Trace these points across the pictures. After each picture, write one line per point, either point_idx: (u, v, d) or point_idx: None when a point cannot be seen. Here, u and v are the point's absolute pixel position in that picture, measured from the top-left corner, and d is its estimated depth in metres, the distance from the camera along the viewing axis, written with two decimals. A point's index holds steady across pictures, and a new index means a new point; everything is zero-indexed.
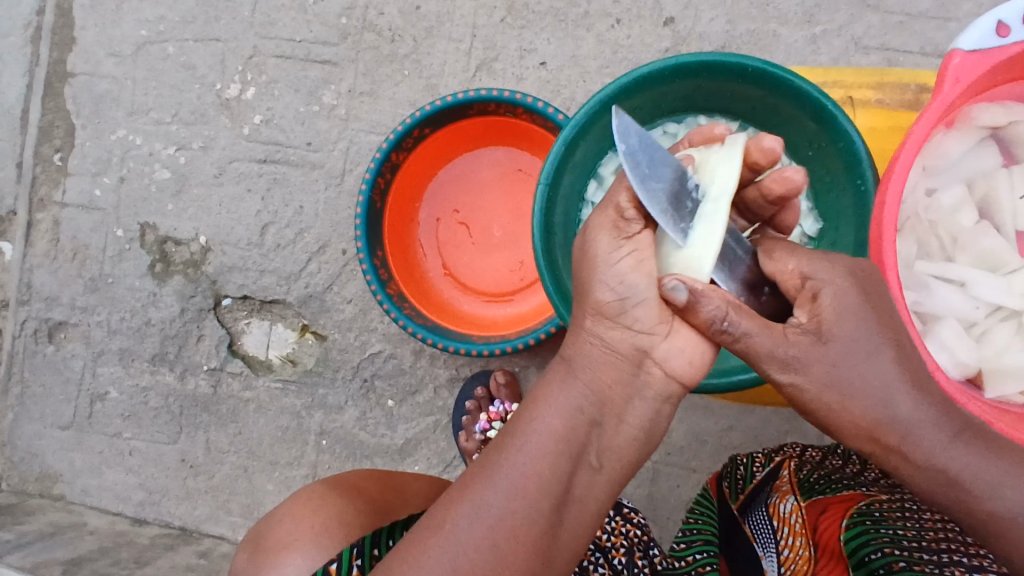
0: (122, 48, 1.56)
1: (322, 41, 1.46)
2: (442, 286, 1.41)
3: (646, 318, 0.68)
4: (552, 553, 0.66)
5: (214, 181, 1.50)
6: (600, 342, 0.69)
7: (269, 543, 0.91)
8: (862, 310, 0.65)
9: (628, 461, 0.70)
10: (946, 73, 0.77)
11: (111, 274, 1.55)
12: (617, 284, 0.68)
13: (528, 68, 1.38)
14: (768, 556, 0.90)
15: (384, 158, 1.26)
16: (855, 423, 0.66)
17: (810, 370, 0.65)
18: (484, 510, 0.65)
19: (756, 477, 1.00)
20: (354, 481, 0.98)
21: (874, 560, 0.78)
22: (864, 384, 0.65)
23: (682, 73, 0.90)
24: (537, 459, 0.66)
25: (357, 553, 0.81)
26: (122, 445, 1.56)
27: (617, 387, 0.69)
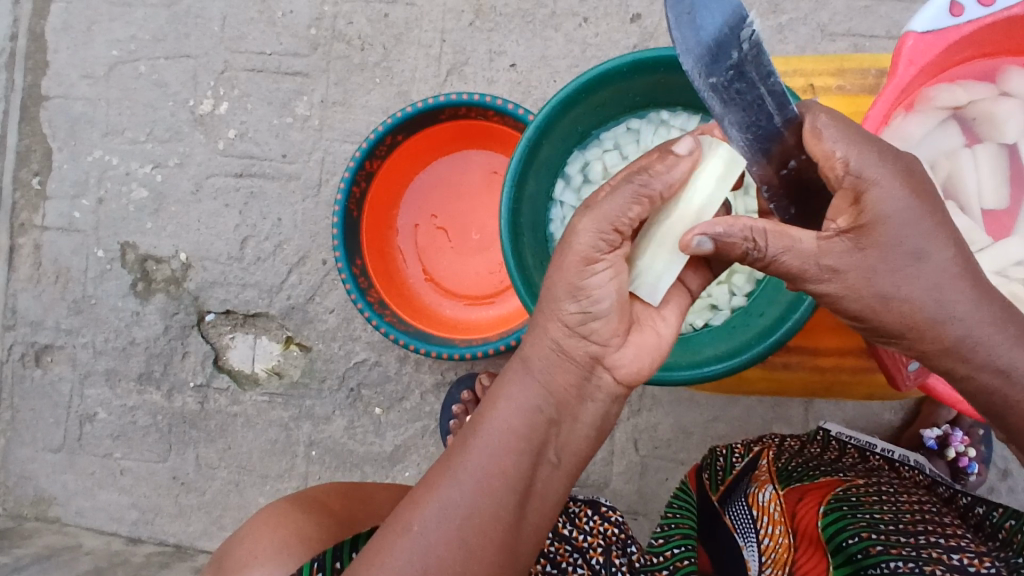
0: (95, 69, 1.57)
1: (292, 53, 1.46)
2: (424, 291, 1.41)
3: (604, 329, 0.69)
4: (517, 548, 0.67)
5: (191, 197, 1.50)
6: (559, 346, 0.70)
7: (231, 563, 0.91)
8: (911, 208, 0.63)
9: (581, 458, 0.72)
10: (900, 55, 0.77)
11: (94, 295, 1.55)
12: (582, 297, 0.68)
13: (498, 70, 1.38)
14: (748, 545, 0.90)
15: (358, 166, 1.26)
16: (908, 322, 0.65)
17: (848, 280, 0.65)
18: (452, 509, 0.65)
19: (736, 468, 1.01)
20: (318, 496, 0.99)
21: (852, 545, 0.79)
22: (915, 285, 0.63)
23: (641, 69, 0.90)
24: (500, 457, 0.66)
25: (319, 566, 0.81)
26: (114, 465, 1.56)
27: (572, 388, 0.70)
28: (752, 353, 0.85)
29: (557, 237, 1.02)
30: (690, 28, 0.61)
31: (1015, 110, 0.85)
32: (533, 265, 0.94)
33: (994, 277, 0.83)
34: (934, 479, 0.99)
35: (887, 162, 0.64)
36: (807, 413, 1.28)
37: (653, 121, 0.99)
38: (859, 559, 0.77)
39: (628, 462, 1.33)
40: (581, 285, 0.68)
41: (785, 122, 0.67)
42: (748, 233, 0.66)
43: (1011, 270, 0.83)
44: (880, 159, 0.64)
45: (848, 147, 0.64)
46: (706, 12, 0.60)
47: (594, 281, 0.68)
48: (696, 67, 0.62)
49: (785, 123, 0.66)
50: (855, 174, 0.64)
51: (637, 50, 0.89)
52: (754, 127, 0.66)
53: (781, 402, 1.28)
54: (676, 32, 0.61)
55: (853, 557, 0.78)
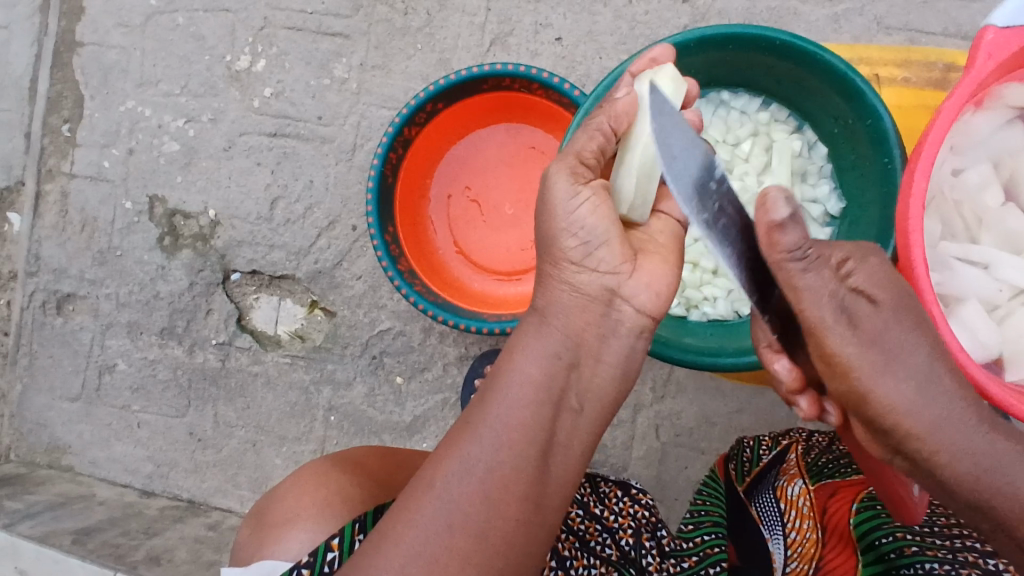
0: (132, 18, 1.54)
1: (333, 13, 1.44)
2: (453, 263, 1.40)
3: (609, 259, 0.72)
4: (543, 500, 0.67)
5: (223, 154, 1.49)
6: (570, 287, 0.72)
7: (271, 517, 0.92)
8: (906, 290, 0.65)
9: (607, 404, 0.72)
10: (978, 48, 0.74)
11: (120, 247, 1.55)
12: (579, 230, 0.71)
13: (543, 43, 1.35)
14: (774, 539, 0.92)
15: (396, 133, 1.24)
16: (890, 398, 0.64)
17: (862, 328, 0.64)
18: (472, 463, 0.66)
19: (763, 460, 1.00)
20: (356, 457, 1.00)
21: (885, 544, 0.81)
22: (903, 362, 0.64)
23: (705, 46, 0.87)
24: (520, 406, 0.67)
25: (360, 528, 0.81)
26: (131, 418, 1.57)
27: (591, 329, 0.71)
28: None
29: None
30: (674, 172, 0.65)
31: None
32: None
33: None
34: None
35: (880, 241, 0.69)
36: None
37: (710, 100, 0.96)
38: (893, 558, 0.79)
39: (648, 447, 1.33)
40: (571, 221, 0.72)
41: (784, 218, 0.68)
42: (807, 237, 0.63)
43: None
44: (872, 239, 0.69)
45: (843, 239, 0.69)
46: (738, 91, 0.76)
47: (584, 214, 0.71)
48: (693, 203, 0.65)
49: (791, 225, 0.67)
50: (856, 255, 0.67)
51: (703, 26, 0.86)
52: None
53: None
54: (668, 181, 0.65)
55: (886, 556, 0.80)
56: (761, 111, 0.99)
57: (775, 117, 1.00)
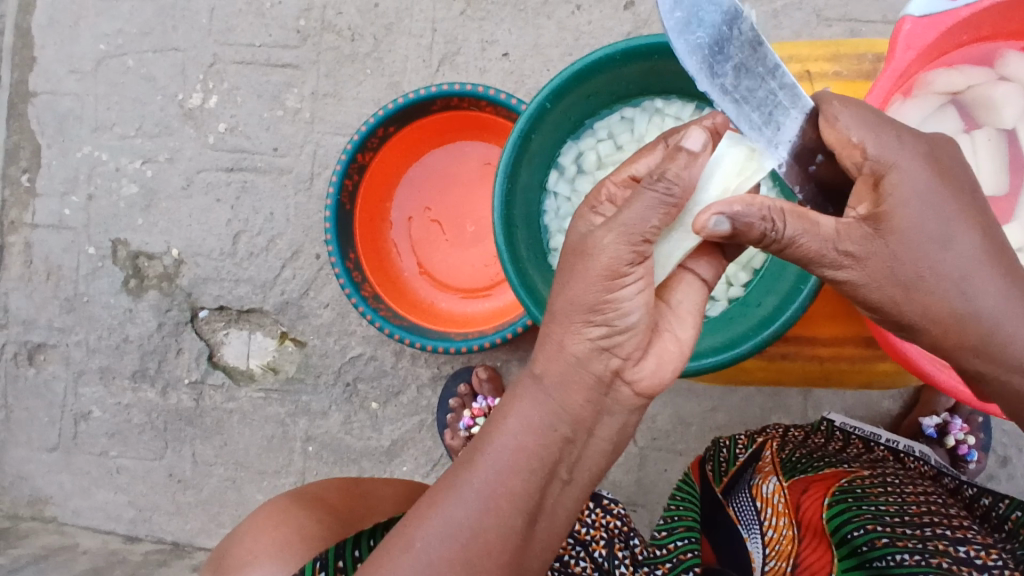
0: (83, 64, 1.54)
1: (281, 45, 1.44)
2: (419, 285, 1.40)
3: (628, 342, 0.65)
4: (524, 565, 0.67)
5: (182, 193, 1.49)
6: (574, 359, 0.65)
7: (232, 561, 0.91)
8: (932, 190, 0.63)
9: (598, 473, 0.69)
10: (897, 39, 0.74)
11: (87, 293, 1.54)
12: (605, 310, 0.63)
13: (491, 59, 1.36)
14: (753, 538, 0.90)
15: (350, 159, 1.25)
16: (930, 312, 0.64)
17: (868, 265, 0.63)
18: (455, 528, 0.65)
19: (739, 458, 1.01)
20: (319, 492, 1.00)
21: (857, 537, 0.79)
22: (935, 269, 0.63)
23: (635, 57, 0.85)
24: (508, 476, 0.65)
25: (322, 565, 0.81)
26: (110, 464, 1.55)
27: (588, 406, 0.66)
28: (751, 344, 0.84)
29: (551, 229, 0.96)
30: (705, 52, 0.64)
31: (1013, 93, 0.82)
32: (528, 258, 0.90)
33: None
34: (939, 470, 1.01)
35: (907, 145, 0.64)
36: (806, 402, 1.27)
37: (648, 110, 0.93)
38: (865, 551, 0.77)
39: (626, 453, 1.33)
40: (604, 299, 0.63)
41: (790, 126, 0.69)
42: (766, 212, 0.62)
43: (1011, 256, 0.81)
44: (900, 145, 0.64)
45: (864, 131, 0.65)
46: (706, 12, 0.63)
47: (617, 296, 0.63)
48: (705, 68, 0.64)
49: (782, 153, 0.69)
50: (874, 158, 0.64)
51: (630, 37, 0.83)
52: (773, 122, 0.68)
53: (778, 391, 1.28)
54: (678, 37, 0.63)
55: (858, 549, 0.77)
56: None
57: None
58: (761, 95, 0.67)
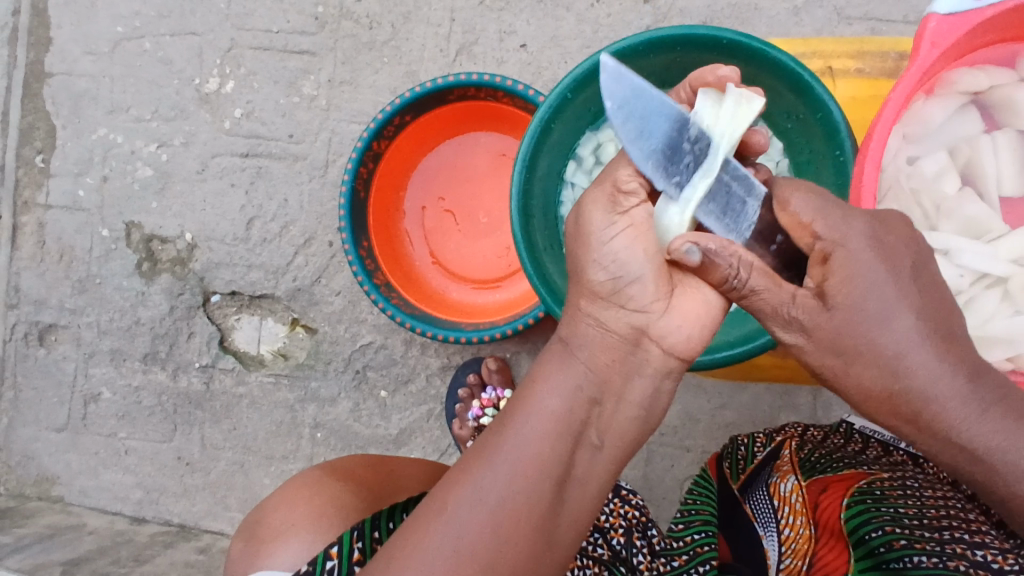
0: (99, 46, 1.55)
1: (299, 31, 1.44)
2: (431, 274, 1.40)
3: (641, 295, 0.70)
4: (554, 537, 0.67)
5: (196, 177, 1.49)
6: (597, 321, 0.72)
7: (266, 531, 0.97)
8: (877, 272, 0.63)
9: (629, 439, 0.71)
10: (922, 37, 0.72)
11: (99, 274, 1.55)
12: (611, 263, 0.71)
13: (508, 50, 1.36)
14: (768, 536, 0.94)
15: (366, 147, 1.25)
16: (864, 386, 0.65)
17: (816, 336, 0.65)
18: (486, 493, 0.65)
19: (757, 457, 1.05)
20: (350, 468, 1.05)
21: (875, 538, 0.80)
22: (876, 349, 0.63)
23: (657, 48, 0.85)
24: (537, 440, 0.67)
25: (358, 536, 0.84)
26: (118, 445, 1.56)
27: (616, 365, 0.71)
28: (763, 340, 0.84)
29: (569, 220, 0.96)
30: (642, 138, 0.70)
31: None
32: (545, 248, 0.90)
33: (1012, 265, 0.81)
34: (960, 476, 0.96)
35: (855, 223, 0.65)
36: (815, 401, 1.27)
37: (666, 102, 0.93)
38: (881, 553, 0.78)
39: None
40: (609, 255, 0.71)
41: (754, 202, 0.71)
42: (735, 260, 0.65)
43: None
44: (848, 222, 0.65)
45: (813, 212, 0.66)
46: (652, 123, 0.70)
47: (616, 247, 0.71)
48: (652, 169, 0.70)
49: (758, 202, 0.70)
50: (827, 239, 0.65)
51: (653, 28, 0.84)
52: (730, 211, 0.70)
53: (788, 389, 1.28)
54: (630, 143, 0.70)
55: (875, 550, 0.79)
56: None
57: None
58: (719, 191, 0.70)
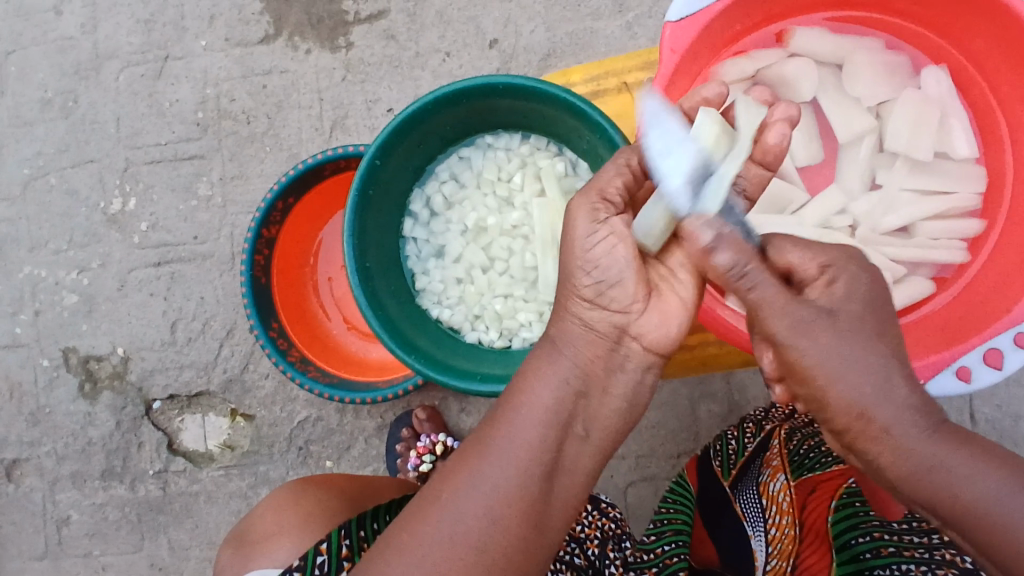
0: (11, 190, 1.63)
1: (185, 139, 1.52)
2: (348, 340, 1.45)
3: (622, 296, 0.74)
4: (544, 521, 0.70)
5: (118, 293, 1.56)
6: (581, 321, 0.75)
7: (256, 536, 1.07)
8: (872, 295, 0.67)
9: (613, 431, 0.75)
10: (662, 46, 0.77)
11: (48, 404, 1.61)
12: (593, 269, 0.74)
13: (377, 117, 1.43)
14: (756, 535, 1.04)
15: (256, 235, 1.31)
16: (852, 392, 0.64)
17: (820, 340, 0.64)
18: (480, 481, 0.69)
19: (748, 449, 1.13)
20: (329, 479, 1.14)
21: (861, 544, 0.93)
22: (866, 352, 0.64)
23: (444, 104, 0.90)
24: (529, 429, 0.71)
25: (346, 534, 0.93)
26: (95, 563, 1.60)
27: (598, 361, 0.74)
28: None
29: (416, 271, 1.04)
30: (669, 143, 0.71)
31: (804, 67, 0.87)
32: (392, 305, 0.95)
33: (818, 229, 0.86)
34: None
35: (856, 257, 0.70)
36: (730, 386, 1.29)
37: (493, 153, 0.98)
38: (868, 558, 0.91)
39: None
40: (590, 257, 0.74)
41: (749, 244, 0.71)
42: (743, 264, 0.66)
43: (833, 220, 0.87)
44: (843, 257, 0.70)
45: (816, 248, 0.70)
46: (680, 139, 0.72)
47: (597, 249, 0.73)
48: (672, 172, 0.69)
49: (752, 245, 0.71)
50: (833, 264, 0.68)
51: (435, 88, 0.89)
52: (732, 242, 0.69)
53: (703, 381, 1.30)
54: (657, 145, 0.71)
55: (861, 556, 0.92)
56: (523, 144, 1.01)
57: (536, 146, 1.00)
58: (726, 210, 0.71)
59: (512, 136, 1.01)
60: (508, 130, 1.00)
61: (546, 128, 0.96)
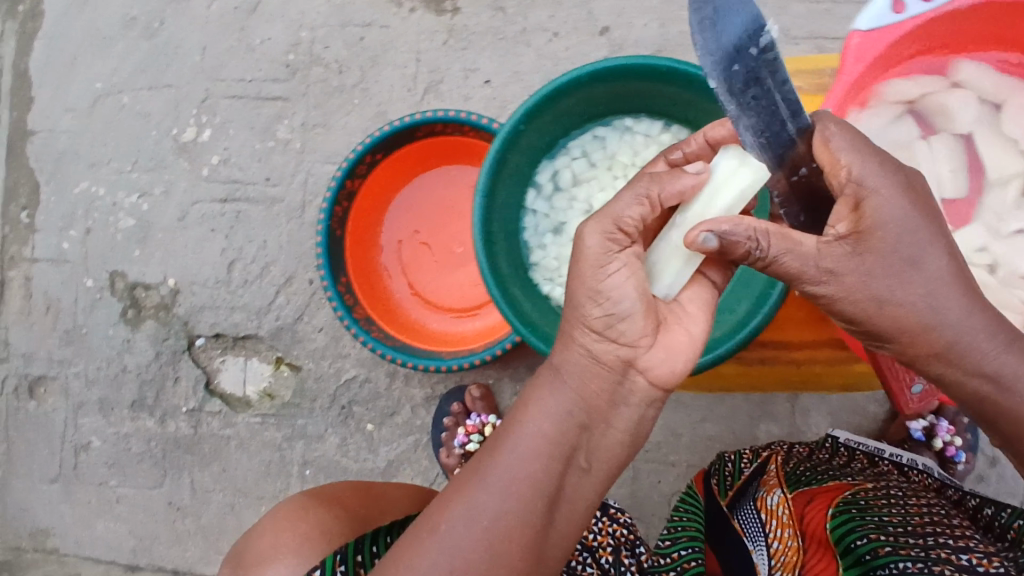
0: (79, 103, 1.59)
1: (271, 79, 1.49)
2: (410, 306, 1.43)
3: (633, 329, 0.71)
4: (542, 552, 0.70)
5: (177, 224, 1.53)
6: (587, 352, 0.72)
7: (253, 556, 1.04)
8: (911, 215, 0.66)
9: (617, 462, 0.73)
10: (847, 54, 0.77)
11: (85, 324, 1.57)
12: (604, 300, 0.71)
13: (473, 87, 1.40)
14: (758, 549, 0.95)
15: (339, 186, 1.29)
16: (899, 323, 0.67)
17: (846, 282, 0.66)
18: (479, 511, 0.69)
19: (745, 472, 1.10)
20: (335, 493, 1.12)
21: (860, 546, 0.82)
22: (913, 283, 0.66)
23: (601, 78, 0.89)
24: (529, 461, 0.70)
25: (341, 560, 0.91)
26: (109, 493, 1.57)
27: (603, 394, 0.72)
28: (726, 348, 0.87)
29: (531, 244, 1.03)
30: (711, 30, 0.63)
31: (967, 100, 0.87)
32: (508, 274, 0.93)
33: None
34: (942, 481, 1.07)
35: (887, 171, 0.67)
36: (793, 409, 1.30)
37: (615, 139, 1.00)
38: (868, 560, 0.80)
39: None
40: (599, 289, 0.71)
41: (798, 130, 0.69)
42: (751, 233, 0.67)
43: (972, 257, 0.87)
44: (881, 172, 0.67)
45: (850, 155, 0.67)
46: (728, 21, 0.63)
47: (610, 284, 0.71)
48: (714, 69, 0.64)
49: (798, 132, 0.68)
50: (857, 180, 0.66)
51: (596, 60, 0.88)
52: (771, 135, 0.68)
53: (766, 399, 1.30)
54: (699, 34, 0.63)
55: (863, 558, 0.80)
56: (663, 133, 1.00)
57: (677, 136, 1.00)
58: (762, 99, 0.66)
59: (652, 123, 1.00)
60: (649, 116, 1.00)
61: (692, 119, 0.96)
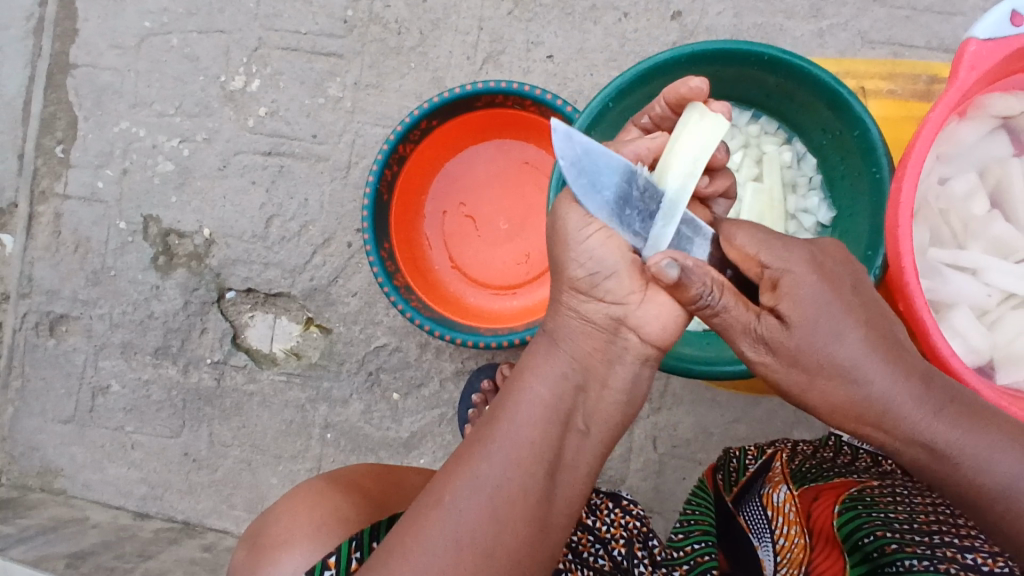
0: (125, 40, 1.55)
1: (327, 34, 1.45)
2: (449, 279, 1.41)
3: (618, 287, 0.75)
4: (546, 522, 0.69)
5: (218, 173, 1.49)
6: (578, 314, 0.76)
7: (267, 541, 0.97)
8: (826, 298, 0.67)
9: (616, 423, 0.75)
10: (961, 61, 0.75)
11: (114, 267, 1.54)
12: (587, 260, 0.75)
13: (535, 60, 1.37)
14: (765, 547, 0.92)
15: (392, 149, 1.25)
16: (829, 399, 0.67)
17: (780, 354, 0.68)
18: (482, 480, 0.68)
19: (750, 469, 1.03)
20: (357, 479, 1.07)
21: (869, 543, 0.76)
22: (832, 362, 0.66)
23: (700, 61, 0.92)
24: (529, 427, 0.70)
25: (357, 546, 0.89)
26: (124, 439, 1.55)
27: (597, 353, 0.75)
28: None
29: None
30: (594, 190, 0.75)
31: None
32: None
33: None
34: None
35: (795, 250, 0.70)
36: None
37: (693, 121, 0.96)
38: (876, 558, 0.75)
39: (646, 459, 1.33)
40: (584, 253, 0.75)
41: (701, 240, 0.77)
42: (708, 279, 0.68)
43: None
44: (790, 255, 0.69)
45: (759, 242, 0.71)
46: (604, 176, 0.75)
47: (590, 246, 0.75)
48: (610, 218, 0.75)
49: (704, 241, 0.77)
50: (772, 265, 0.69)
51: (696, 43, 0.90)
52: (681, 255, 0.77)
53: None
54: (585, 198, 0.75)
55: (871, 555, 0.75)
56: (750, 124, 1.06)
57: (764, 129, 1.06)
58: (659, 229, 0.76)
59: (741, 112, 1.05)
60: (739, 104, 1.04)
61: (782, 109, 1.01)
